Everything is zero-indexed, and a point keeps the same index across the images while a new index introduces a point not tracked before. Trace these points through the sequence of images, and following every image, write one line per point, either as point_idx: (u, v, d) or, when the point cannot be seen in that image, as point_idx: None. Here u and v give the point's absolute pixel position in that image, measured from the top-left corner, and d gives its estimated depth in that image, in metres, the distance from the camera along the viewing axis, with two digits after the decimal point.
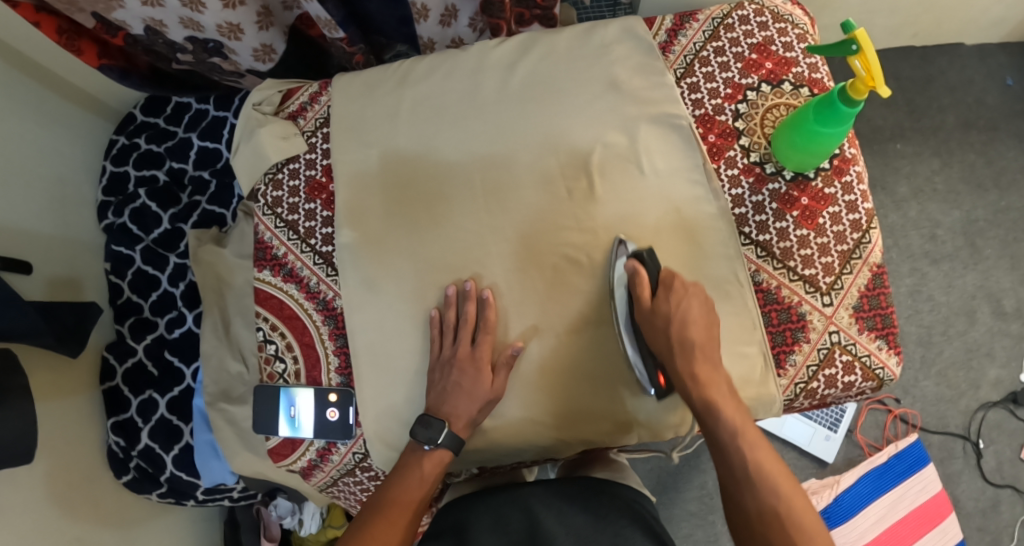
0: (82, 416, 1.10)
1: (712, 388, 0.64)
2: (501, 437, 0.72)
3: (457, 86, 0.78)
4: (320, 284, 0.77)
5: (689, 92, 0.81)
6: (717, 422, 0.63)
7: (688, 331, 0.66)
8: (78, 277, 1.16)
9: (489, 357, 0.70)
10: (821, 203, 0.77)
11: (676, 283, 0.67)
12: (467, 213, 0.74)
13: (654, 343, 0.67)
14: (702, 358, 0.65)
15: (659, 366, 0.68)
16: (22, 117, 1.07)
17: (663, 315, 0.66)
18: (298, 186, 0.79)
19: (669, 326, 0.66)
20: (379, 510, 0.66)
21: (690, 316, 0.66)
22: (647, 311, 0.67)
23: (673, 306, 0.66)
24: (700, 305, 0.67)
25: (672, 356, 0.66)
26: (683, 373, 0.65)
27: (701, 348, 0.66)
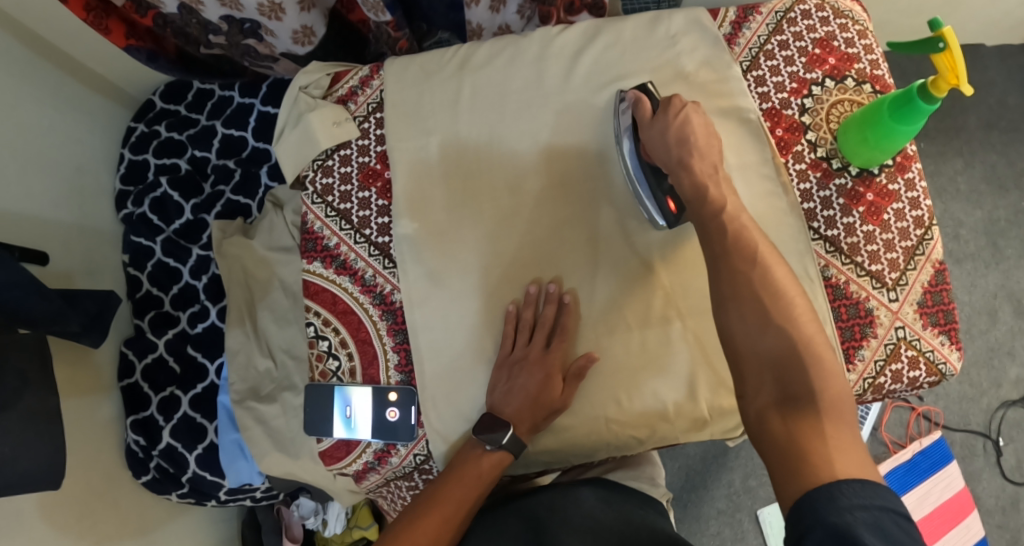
0: (99, 414, 1.05)
1: (705, 177, 0.64)
2: (574, 436, 0.70)
3: (519, 74, 0.77)
4: (377, 277, 0.74)
5: (756, 85, 0.79)
6: (716, 229, 0.60)
7: (688, 129, 0.65)
8: (97, 269, 1.10)
9: (560, 364, 0.69)
10: (886, 199, 0.76)
11: (677, 102, 0.67)
12: (538, 206, 0.73)
13: (654, 151, 0.68)
14: (697, 160, 0.65)
15: (666, 190, 0.67)
16: (39, 100, 1.02)
17: (663, 123, 0.66)
18: (350, 173, 0.77)
19: (667, 126, 0.66)
20: (429, 503, 0.63)
21: (691, 121, 0.66)
22: (645, 124, 0.68)
23: (672, 117, 0.66)
24: (701, 117, 0.66)
25: (671, 154, 0.66)
26: (677, 165, 0.65)
27: (700, 148, 0.65)
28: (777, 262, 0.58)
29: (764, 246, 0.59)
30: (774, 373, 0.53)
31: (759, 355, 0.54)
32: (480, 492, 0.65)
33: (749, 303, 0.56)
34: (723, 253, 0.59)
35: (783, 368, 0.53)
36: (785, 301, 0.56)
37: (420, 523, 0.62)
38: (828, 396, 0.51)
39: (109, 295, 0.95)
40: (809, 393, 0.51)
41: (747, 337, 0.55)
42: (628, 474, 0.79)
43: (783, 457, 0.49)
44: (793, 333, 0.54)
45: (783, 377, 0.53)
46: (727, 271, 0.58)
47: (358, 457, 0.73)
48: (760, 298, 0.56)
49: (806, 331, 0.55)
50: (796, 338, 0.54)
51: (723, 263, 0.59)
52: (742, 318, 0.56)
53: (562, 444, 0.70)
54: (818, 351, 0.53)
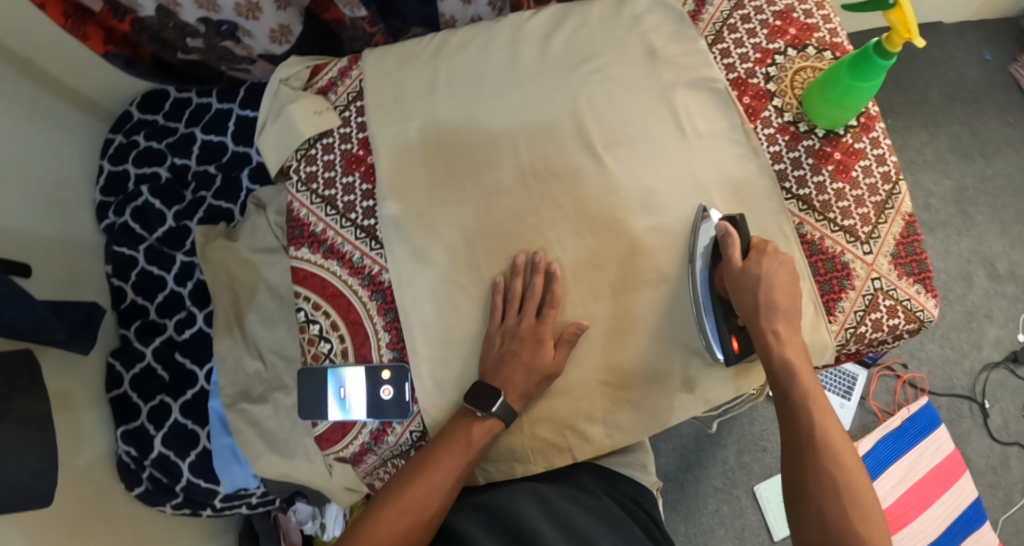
0: (87, 428, 1.03)
1: (791, 349, 0.63)
2: (564, 403, 0.71)
3: (496, 57, 0.78)
4: (364, 259, 0.74)
5: (721, 58, 0.81)
6: (802, 413, 0.61)
7: (774, 294, 0.64)
8: (80, 281, 1.09)
9: (552, 332, 0.70)
10: (853, 157, 0.79)
11: (772, 252, 0.66)
12: (523, 179, 0.74)
13: (737, 298, 0.66)
14: (783, 324, 0.64)
15: (736, 329, 0.68)
16: (16, 114, 1.01)
17: (752, 276, 0.65)
18: (333, 160, 0.78)
19: (758, 284, 0.64)
20: (420, 470, 0.66)
21: (779, 280, 0.65)
22: (732, 272, 0.66)
23: (763, 270, 0.65)
24: (790, 273, 0.65)
25: (755, 315, 0.64)
26: (765, 326, 0.64)
27: (786, 311, 0.64)
28: (859, 468, 0.59)
29: (847, 444, 0.60)
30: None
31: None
32: (468, 463, 0.66)
33: (829, 506, 0.57)
34: (808, 446, 0.60)
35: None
36: (859, 502, 0.57)
37: (410, 488, 0.65)
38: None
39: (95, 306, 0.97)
40: None
41: (818, 536, 0.57)
42: (620, 460, 0.79)
43: None
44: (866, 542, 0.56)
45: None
46: (812, 465, 0.59)
47: (354, 439, 0.73)
48: (843, 502, 0.57)
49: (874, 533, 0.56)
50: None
51: (805, 455, 0.60)
52: (818, 513, 0.58)
53: (556, 410, 0.71)
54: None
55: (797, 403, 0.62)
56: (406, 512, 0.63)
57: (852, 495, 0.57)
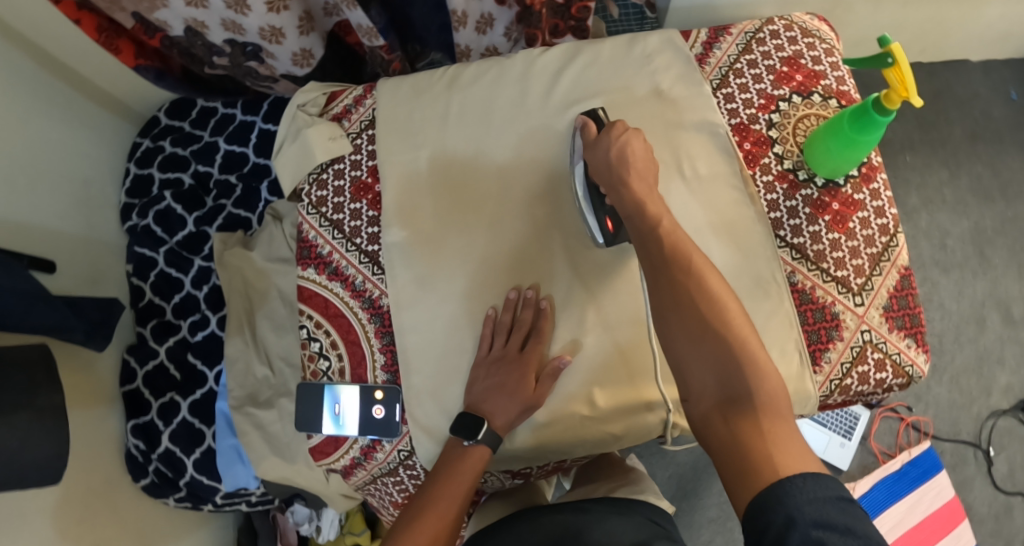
0: (101, 421, 1.08)
1: (642, 193, 0.66)
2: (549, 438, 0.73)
3: (506, 91, 0.81)
4: (366, 283, 0.77)
5: (725, 102, 0.82)
6: (655, 243, 0.62)
7: (627, 153, 0.69)
8: (102, 278, 1.15)
9: (535, 366, 0.71)
10: (851, 209, 0.80)
11: (620, 127, 0.71)
12: (526, 213, 0.76)
13: (597, 172, 0.70)
14: (636, 179, 0.67)
15: (606, 210, 0.70)
16: (50, 117, 1.08)
17: (604, 143, 0.70)
18: (343, 186, 0.81)
19: (607, 148, 0.69)
20: (425, 508, 0.63)
21: (631, 144, 0.69)
22: (590, 143, 0.72)
23: (613, 139, 0.70)
24: (641, 141, 0.70)
25: (611, 172, 0.68)
26: (618, 184, 0.67)
27: (638, 169, 0.68)
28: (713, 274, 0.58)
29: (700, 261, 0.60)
30: (716, 372, 0.54)
31: (705, 367, 0.54)
32: (468, 485, 0.67)
33: (690, 315, 0.56)
34: (664, 267, 0.60)
35: (725, 371, 0.53)
36: (724, 315, 0.56)
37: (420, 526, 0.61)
38: (771, 401, 0.52)
39: (115, 303, 1.03)
40: (747, 392, 0.52)
41: (693, 348, 0.55)
42: (630, 490, 0.83)
43: (732, 458, 0.50)
44: (732, 341, 0.54)
45: (724, 379, 0.53)
46: (669, 286, 0.58)
47: (345, 452, 0.76)
48: (698, 306, 0.56)
49: (741, 333, 0.55)
50: (738, 348, 0.54)
51: (660, 268, 0.60)
52: (686, 331, 0.56)
53: (540, 441, 0.73)
54: (755, 355, 0.54)
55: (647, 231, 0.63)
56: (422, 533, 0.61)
57: (704, 296, 0.57)
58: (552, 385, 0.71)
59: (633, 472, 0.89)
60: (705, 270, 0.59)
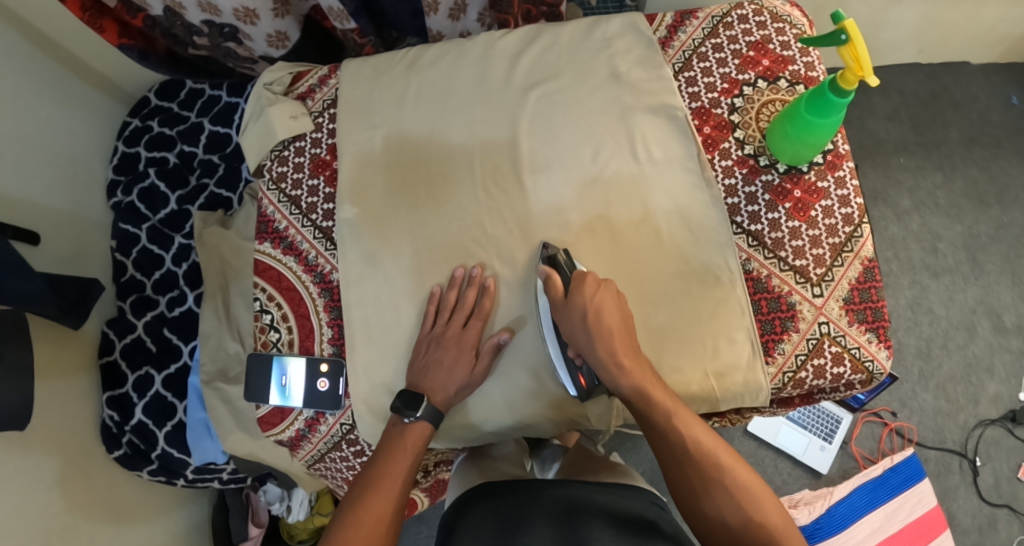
0: (77, 390, 1.11)
1: (639, 374, 0.64)
2: (491, 413, 0.74)
3: (464, 73, 0.81)
4: (319, 258, 0.78)
5: (686, 86, 0.81)
6: (666, 433, 0.62)
7: (603, 318, 0.65)
8: (84, 253, 1.18)
9: (475, 342, 0.72)
10: (814, 196, 0.79)
11: (589, 281, 0.67)
12: (477, 192, 0.77)
13: (576, 340, 0.67)
14: (623, 353, 0.64)
15: (578, 367, 0.69)
16: (39, 93, 1.12)
17: (579, 302, 0.66)
18: (303, 162, 0.82)
19: (582, 309, 0.66)
20: (367, 485, 0.64)
21: (603, 305, 0.66)
22: (560, 306, 0.68)
23: (585, 301, 0.66)
24: (613, 294, 0.67)
25: (593, 343, 0.65)
26: (607, 357, 0.64)
27: (618, 333, 0.65)
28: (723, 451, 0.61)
29: (706, 432, 0.62)
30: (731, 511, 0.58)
31: (735, 521, 0.58)
32: (412, 463, 0.67)
33: (724, 504, 0.58)
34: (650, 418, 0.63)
35: (733, 506, 0.58)
36: (751, 495, 0.59)
37: (361, 505, 0.62)
38: None
39: (93, 284, 1.05)
40: None
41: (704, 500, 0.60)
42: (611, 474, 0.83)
43: None
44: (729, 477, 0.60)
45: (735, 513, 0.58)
46: (692, 478, 0.60)
47: (291, 424, 0.77)
48: (728, 497, 0.59)
49: (731, 466, 0.60)
50: (771, 527, 0.57)
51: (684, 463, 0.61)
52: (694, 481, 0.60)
53: (480, 417, 0.74)
54: (784, 525, 0.57)
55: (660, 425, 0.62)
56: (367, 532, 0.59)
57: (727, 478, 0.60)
58: (492, 361, 0.72)
59: (623, 467, 0.87)
60: (714, 446, 0.61)
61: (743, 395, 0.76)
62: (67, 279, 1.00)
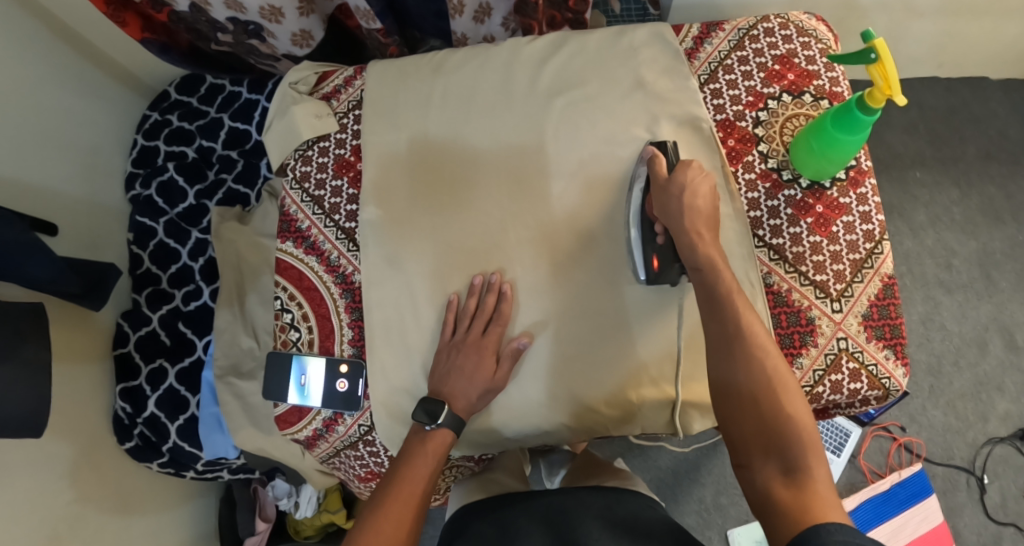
0: (90, 380, 1.11)
1: (713, 252, 0.65)
2: (507, 417, 0.74)
3: (489, 77, 0.81)
4: (341, 259, 0.79)
5: (712, 98, 0.81)
6: (726, 303, 0.62)
7: (696, 201, 0.66)
8: (101, 244, 1.19)
9: (495, 346, 0.72)
10: (835, 212, 0.79)
11: (691, 166, 0.68)
12: (501, 198, 0.77)
13: (660, 213, 0.69)
14: (702, 228, 0.66)
15: (657, 245, 0.70)
16: (61, 84, 1.13)
17: (673, 183, 0.68)
18: (326, 162, 0.82)
19: (678, 190, 0.67)
20: (389, 490, 0.64)
21: (696, 189, 0.67)
22: (659, 181, 0.69)
23: (680, 180, 0.67)
24: (708, 185, 0.67)
25: (681, 216, 0.66)
26: (688, 229, 0.66)
27: (706, 216, 0.66)
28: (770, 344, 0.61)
29: (761, 331, 0.61)
30: (778, 450, 0.56)
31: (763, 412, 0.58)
32: (433, 470, 0.67)
33: (756, 374, 0.59)
34: (734, 342, 0.60)
35: (788, 450, 0.56)
36: (781, 380, 0.59)
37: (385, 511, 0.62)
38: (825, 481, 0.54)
39: (110, 269, 1.06)
40: (806, 467, 0.54)
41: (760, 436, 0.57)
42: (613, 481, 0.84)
43: (783, 522, 0.52)
44: (797, 424, 0.57)
45: (786, 456, 0.55)
46: (738, 349, 0.60)
47: (308, 423, 0.76)
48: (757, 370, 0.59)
49: (800, 414, 0.57)
50: (795, 421, 0.57)
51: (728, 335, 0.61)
52: (755, 409, 0.58)
53: (499, 422, 0.74)
54: (806, 433, 0.56)
55: (723, 293, 0.62)
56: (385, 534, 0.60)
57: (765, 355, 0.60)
58: (511, 366, 0.72)
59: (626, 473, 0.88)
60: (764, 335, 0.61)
61: None
62: (86, 263, 1.02)
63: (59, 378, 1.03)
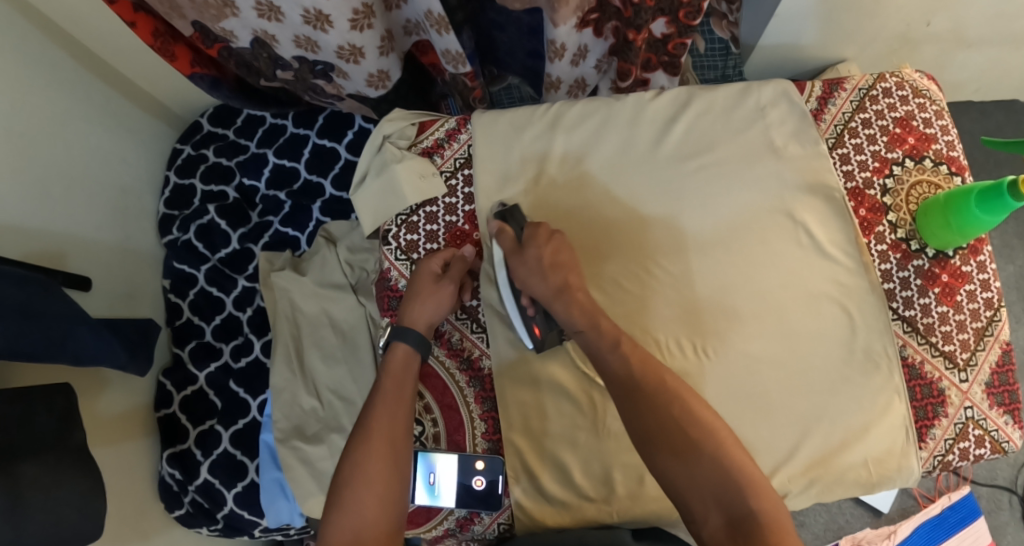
0: (136, 447, 1.02)
1: (595, 310, 0.65)
2: (651, 496, 0.69)
3: (613, 137, 0.78)
4: (464, 341, 0.75)
5: (841, 164, 0.78)
6: (623, 362, 0.61)
7: (562, 257, 0.68)
8: (137, 293, 1.08)
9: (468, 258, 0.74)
10: (959, 280, 0.76)
11: (543, 229, 0.70)
12: (640, 273, 0.75)
13: (526, 282, 0.67)
14: (577, 289, 0.66)
15: (531, 316, 0.69)
16: (87, 117, 1.01)
17: (535, 249, 0.68)
18: (437, 231, 0.77)
19: (538, 253, 0.67)
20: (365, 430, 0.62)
21: (556, 250, 0.68)
22: (516, 248, 0.69)
23: (540, 244, 0.68)
24: (565, 242, 0.70)
25: (545, 280, 0.66)
26: (562, 292, 0.66)
27: (573, 271, 0.68)
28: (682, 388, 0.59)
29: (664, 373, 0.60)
30: (716, 498, 0.52)
31: (686, 459, 0.54)
32: (401, 403, 0.64)
33: (665, 419, 0.56)
34: (632, 388, 0.59)
35: (724, 494, 0.52)
36: (698, 422, 0.56)
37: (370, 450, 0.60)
38: (771, 513, 0.51)
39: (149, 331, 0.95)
40: (750, 510, 0.51)
41: (686, 475, 0.54)
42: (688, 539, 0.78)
43: None
44: (725, 458, 0.54)
45: (724, 499, 0.52)
46: (642, 400, 0.58)
47: (437, 523, 0.72)
48: (669, 412, 0.57)
49: (724, 446, 0.55)
50: (724, 463, 0.53)
51: (631, 389, 0.59)
52: (674, 454, 0.54)
53: (601, 508, 0.69)
54: (746, 468, 0.54)
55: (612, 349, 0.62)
56: (370, 505, 0.57)
57: (675, 402, 0.57)
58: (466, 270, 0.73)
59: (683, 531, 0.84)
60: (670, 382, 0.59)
61: (894, 480, 0.73)
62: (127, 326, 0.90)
63: (105, 450, 0.93)
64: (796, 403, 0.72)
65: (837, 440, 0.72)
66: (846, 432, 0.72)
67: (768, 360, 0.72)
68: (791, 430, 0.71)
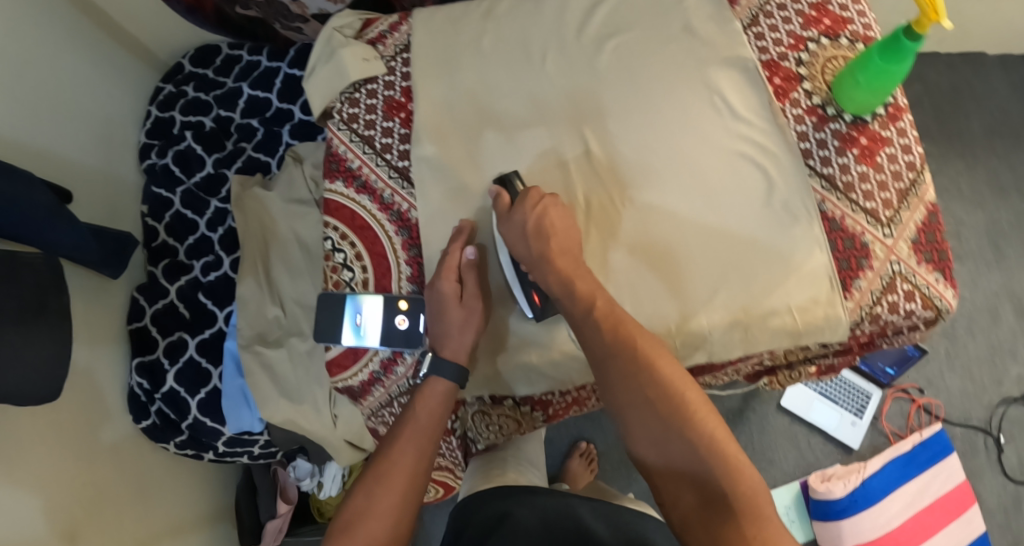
0: (107, 355, 1.07)
1: (573, 274, 0.69)
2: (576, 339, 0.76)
3: (542, 22, 0.83)
4: (394, 197, 0.81)
5: (756, 40, 0.82)
6: (595, 333, 0.65)
7: (545, 220, 0.71)
8: (117, 215, 1.15)
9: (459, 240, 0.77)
10: (878, 144, 0.78)
11: (535, 193, 0.73)
12: (569, 146, 0.79)
13: (515, 245, 0.72)
14: (559, 255, 0.70)
15: (532, 284, 0.74)
16: (75, 52, 1.08)
17: (521, 211, 0.72)
18: (376, 103, 0.83)
19: (524, 219, 0.71)
20: (389, 463, 0.71)
21: (545, 212, 0.72)
22: (504, 215, 0.73)
23: (528, 209, 0.71)
24: (556, 208, 0.72)
25: (528, 244, 0.71)
26: (542, 259, 0.70)
27: (558, 243, 0.71)
28: (665, 364, 0.62)
29: (647, 344, 0.63)
30: (689, 477, 0.57)
31: (665, 441, 0.58)
32: (426, 445, 0.73)
33: (644, 397, 0.60)
34: (610, 359, 0.63)
35: (696, 470, 0.56)
36: (675, 396, 0.60)
37: (388, 478, 0.70)
38: (748, 484, 0.55)
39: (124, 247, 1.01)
40: (724, 491, 0.55)
41: (664, 462, 0.58)
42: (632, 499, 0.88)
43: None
44: (694, 434, 0.57)
45: (695, 479, 0.56)
46: (619, 375, 0.62)
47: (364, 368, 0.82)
48: (647, 391, 0.60)
49: (704, 423, 0.58)
50: (705, 441, 0.57)
51: (606, 359, 0.63)
52: (647, 430, 0.59)
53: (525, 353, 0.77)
54: (722, 444, 0.57)
55: (582, 315, 0.66)
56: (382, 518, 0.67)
57: (652, 375, 0.61)
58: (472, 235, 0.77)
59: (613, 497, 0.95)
60: (653, 354, 0.63)
61: (821, 330, 0.74)
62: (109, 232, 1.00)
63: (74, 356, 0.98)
64: (716, 252, 0.75)
65: (758, 288, 0.74)
66: (765, 281, 0.74)
67: (685, 213, 0.76)
68: (708, 276, 0.74)
